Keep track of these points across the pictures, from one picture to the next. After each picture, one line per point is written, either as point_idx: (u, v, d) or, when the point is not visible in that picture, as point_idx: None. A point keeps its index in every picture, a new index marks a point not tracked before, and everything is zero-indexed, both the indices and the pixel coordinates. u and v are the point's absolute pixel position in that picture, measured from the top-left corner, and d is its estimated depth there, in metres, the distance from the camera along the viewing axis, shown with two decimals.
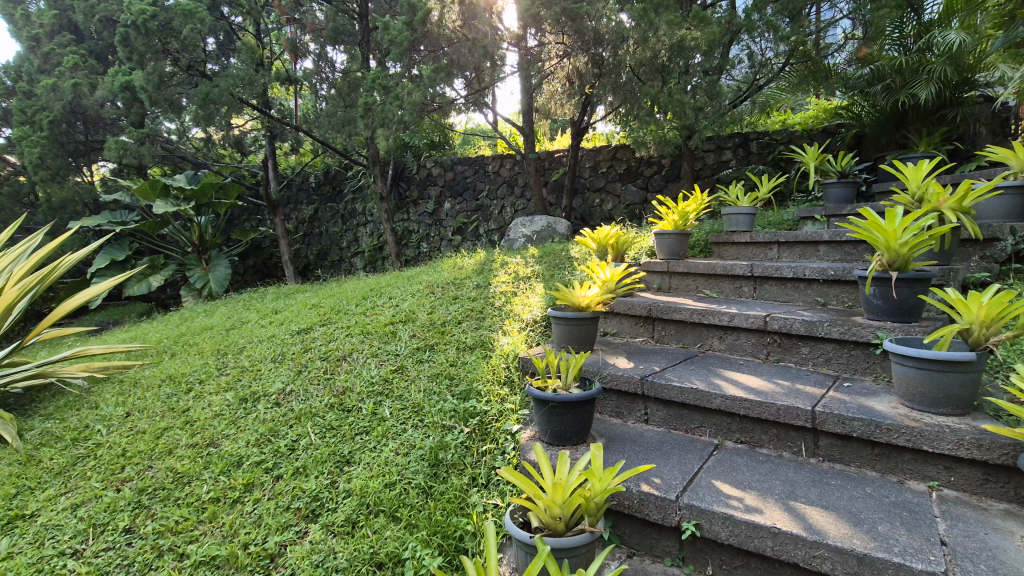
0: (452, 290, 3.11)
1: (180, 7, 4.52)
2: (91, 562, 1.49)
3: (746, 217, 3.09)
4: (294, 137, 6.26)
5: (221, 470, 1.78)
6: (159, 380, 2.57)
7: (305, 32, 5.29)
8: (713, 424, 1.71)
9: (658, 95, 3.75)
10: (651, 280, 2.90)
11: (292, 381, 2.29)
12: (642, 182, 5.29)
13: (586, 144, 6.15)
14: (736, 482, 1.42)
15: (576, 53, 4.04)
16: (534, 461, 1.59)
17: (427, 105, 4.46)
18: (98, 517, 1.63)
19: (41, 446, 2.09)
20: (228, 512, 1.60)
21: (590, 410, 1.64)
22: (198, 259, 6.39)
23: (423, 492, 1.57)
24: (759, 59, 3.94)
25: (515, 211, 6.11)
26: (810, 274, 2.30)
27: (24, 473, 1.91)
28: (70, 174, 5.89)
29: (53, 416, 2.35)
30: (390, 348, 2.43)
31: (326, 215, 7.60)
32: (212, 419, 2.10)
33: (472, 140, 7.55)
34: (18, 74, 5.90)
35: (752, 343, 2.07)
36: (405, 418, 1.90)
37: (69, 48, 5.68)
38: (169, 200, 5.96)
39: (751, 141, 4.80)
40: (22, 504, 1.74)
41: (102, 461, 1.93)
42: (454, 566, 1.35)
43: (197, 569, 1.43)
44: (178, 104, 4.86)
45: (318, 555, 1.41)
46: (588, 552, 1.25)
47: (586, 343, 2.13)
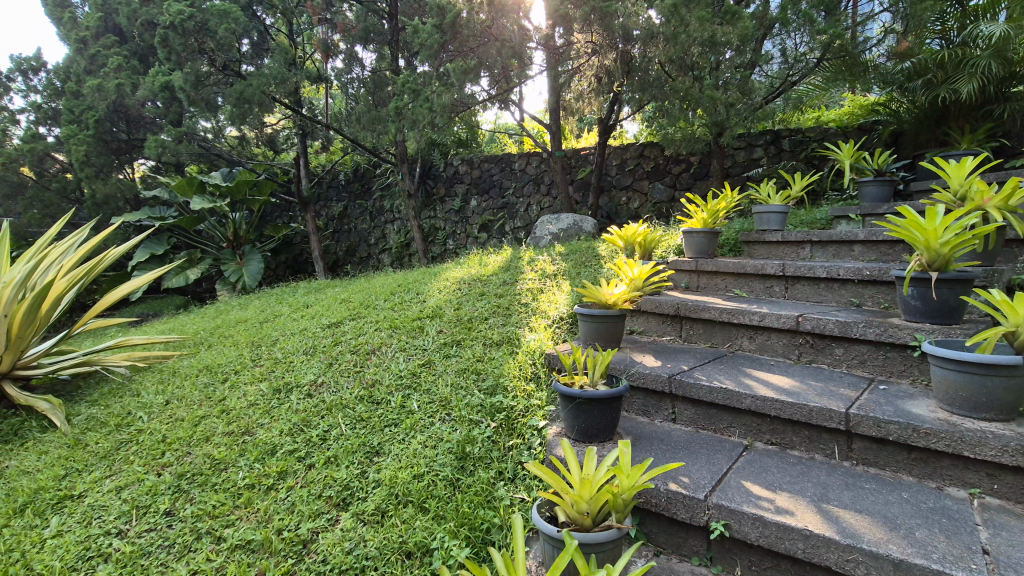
0: (478, 287, 3.14)
1: (216, 7, 4.63)
2: (134, 542, 1.55)
3: (778, 216, 3.03)
4: (324, 135, 6.40)
5: (256, 458, 1.83)
6: (197, 370, 2.67)
7: (336, 32, 5.38)
8: (743, 425, 1.69)
9: (689, 92, 3.72)
10: (678, 279, 2.88)
11: (324, 373, 2.35)
12: (670, 180, 5.23)
13: (613, 142, 6.12)
14: (767, 483, 1.40)
15: (606, 51, 4.07)
16: (561, 457, 1.60)
17: (456, 104, 4.49)
18: (141, 499, 1.70)
19: (87, 431, 2.19)
20: (263, 498, 1.65)
21: (617, 407, 1.64)
22: (233, 254, 6.58)
23: (451, 485, 1.60)
24: (792, 54, 3.85)
25: (541, 210, 6.11)
26: (845, 274, 2.24)
27: (72, 456, 2.00)
28: (113, 171, 6.11)
29: (98, 403, 2.46)
30: (417, 342, 2.47)
31: (354, 213, 7.72)
32: (247, 409, 2.17)
33: (499, 138, 7.58)
34: (67, 76, 6.15)
35: (783, 344, 2.03)
36: (432, 411, 1.93)
37: (113, 50, 5.89)
38: (205, 197, 6.16)
39: (783, 138, 4.71)
40: (71, 485, 1.83)
41: (143, 446, 2.01)
42: (481, 558, 1.37)
43: (233, 552, 1.47)
44: (214, 103, 5.00)
45: (349, 542, 1.44)
46: (615, 548, 1.24)
47: (612, 341, 2.12)
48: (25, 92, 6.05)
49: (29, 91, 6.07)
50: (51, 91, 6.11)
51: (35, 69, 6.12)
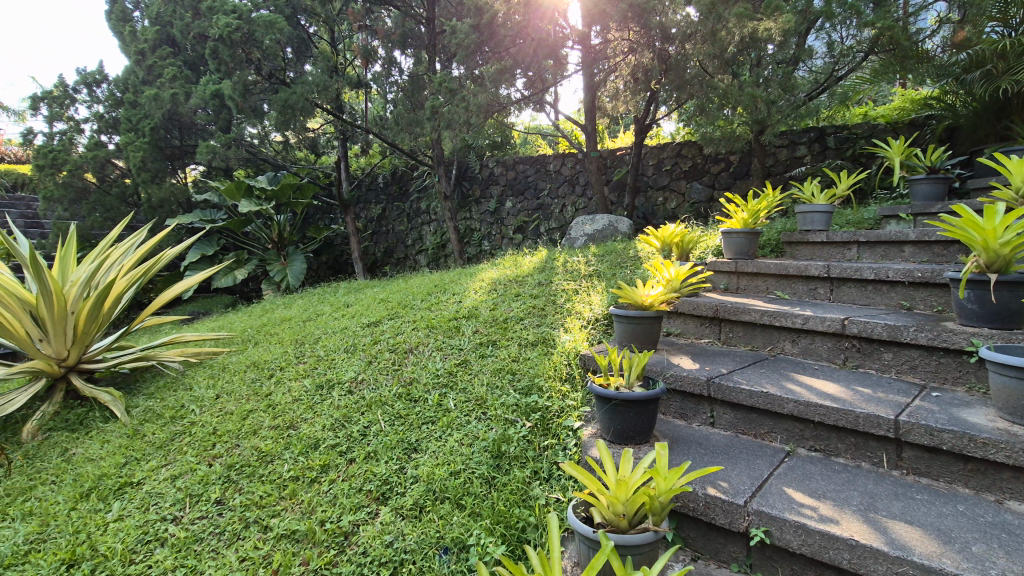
0: (514, 287, 3.16)
1: (262, 19, 4.83)
2: (188, 528, 1.63)
3: (822, 215, 2.92)
4: (364, 139, 6.56)
5: (300, 451, 1.90)
6: (245, 366, 2.78)
7: (375, 38, 5.49)
8: (785, 430, 1.65)
9: (728, 89, 3.66)
10: (717, 280, 2.83)
11: (364, 370, 2.42)
12: (709, 180, 5.13)
13: (650, 142, 6.05)
14: (811, 491, 1.37)
15: (642, 49, 4.04)
16: (597, 458, 1.59)
17: (492, 106, 4.53)
18: (194, 488, 1.79)
19: (144, 422, 2.32)
20: (307, 490, 1.71)
21: (653, 409, 1.62)
22: (277, 254, 6.82)
23: (487, 483, 1.62)
24: (838, 47, 3.78)
25: (576, 210, 6.09)
26: (894, 276, 2.15)
27: (132, 446, 2.12)
28: (167, 176, 6.42)
29: (154, 395, 2.60)
30: (453, 342, 2.51)
31: (392, 215, 7.88)
32: (292, 404, 2.25)
33: (534, 140, 7.58)
34: (126, 86, 6.51)
35: (828, 348, 1.97)
36: (469, 410, 1.96)
37: (168, 61, 6.20)
38: (252, 200, 6.42)
39: (828, 136, 4.55)
40: (131, 473, 1.94)
41: (195, 437, 2.12)
42: (517, 556, 1.38)
43: (279, 541, 1.53)
44: (260, 110, 5.20)
45: (389, 535, 1.48)
46: (652, 551, 1.24)
47: (649, 343, 2.10)
48: (89, 103, 6.40)
49: (93, 102, 6.42)
50: (111, 101, 6.45)
51: (98, 81, 6.47)
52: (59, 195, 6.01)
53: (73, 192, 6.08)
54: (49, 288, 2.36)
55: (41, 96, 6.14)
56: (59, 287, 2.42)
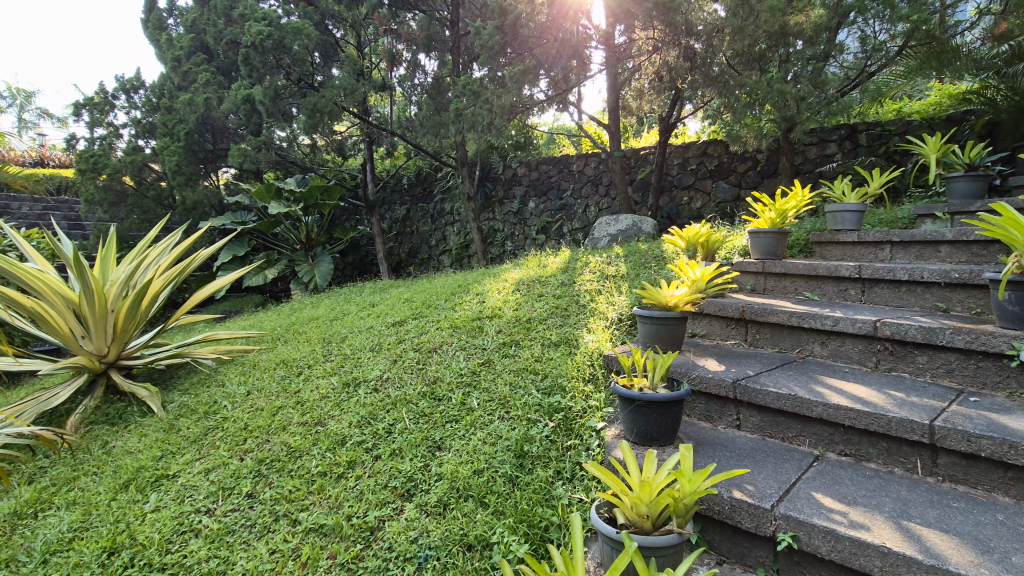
0: (538, 287, 3.16)
1: (291, 25, 4.95)
2: (221, 520, 1.68)
3: (853, 214, 2.85)
4: (389, 141, 6.65)
5: (328, 447, 1.95)
6: (274, 363, 2.85)
7: (400, 41, 5.56)
8: (814, 434, 1.61)
9: (756, 87, 3.59)
10: (744, 281, 2.79)
11: (389, 369, 2.46)
12: (735, 179, 5.05)
13: (674, 141, 5.99)
14: (840, 496, 1.34)
15: (667, 48, 4.00)
16: (620, 459, 1.59)
17: (516, 106, 4.54)
18: (227, 481, 1.85)
19: (179, 417, 2.40)
20: (334, 486, 1.75)
21: (678, 411, 1.61)
22: (305, 255, 6.97)
23: (510, 481, 1.63)
24: (871, 42, 3.68)
25: (600, 210, 6.05)
26: (929, 276, 2.09)
27: (168, 439, 2.20)
28: (201, 179, 6.61)
29: (188, 391, 2.69)
30: (477, 342, 2.53)
31: (417, 215, 7.96)
32: (319, 401, 2.30)
33: (558, 140, 7.56)
34: (162, 92, 6.72)
35: (859, 350, 1.92)
36: (492, 410, 1.97)
37: (202, 67, 6.37)
38: (281, 202, 6.57)
39: (860, 133, 4.43)
40: (167, 466, 2.01)
41: (227, 432, 2.18)
42: (540, 555, 1.39)
43: (307, 535, 1.57)
44: (289, 113, 5.33)
45: (414, 531, 1.50)
46: (676, 553, 1.23)
47: (673, 344, 2.08)
48: (127, 109, 6.63)
49: (130, 108, 6.65)
50: (148, 107, 6.68)
51: (136, 88, 6.71)
52: (100, 198, 6.26)
53: (112, 195, 6.32)
54: (90, 287, 2.45)
55: (83, 103, 6.39)
56: (100, 286, 2.51)
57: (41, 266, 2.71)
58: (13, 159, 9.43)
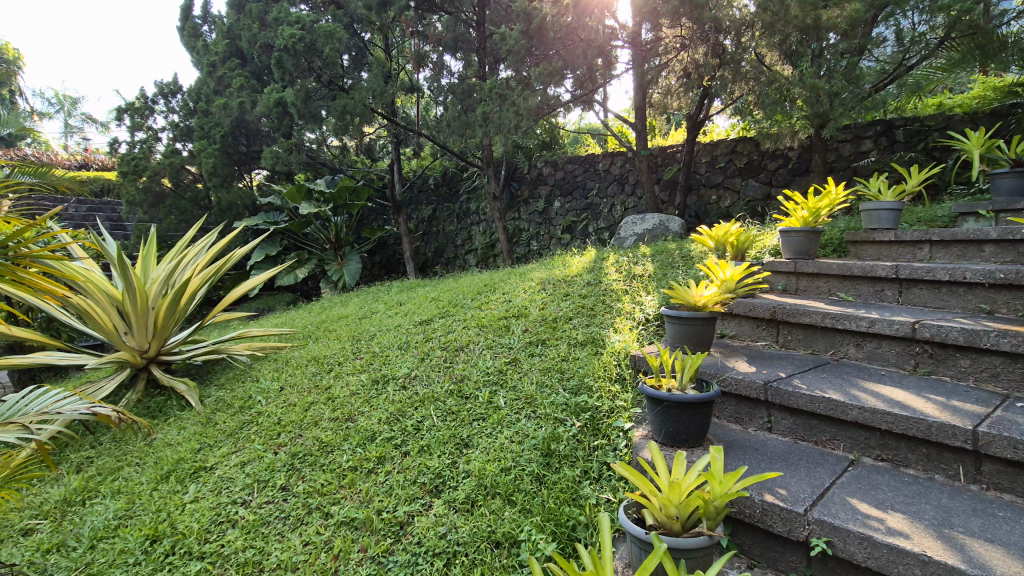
0: (563, 287, 3.16)
1: (322, 29, 5.05)
2: (256, 511, 1.73)
3: (891, 213, 2.76)
4: (416, 141, 6.72)
5: (358, 443, 1.98)
6: (306, 360, 2.92)
7: (427, 43, 5.61)
8: (849, 438, 1.58)
9: (788, 83, 3.52)
10: (775, 281, 2.74)
11: (417, 367, 2.49)
12: (765, 177, 4.96)
13: (703, 138, 5.90)
14: (877, 502, 1.30)
15: (696, 44, 3.95)
16: (649, 460, 1.58)
17: (542, 106, 4.54)
18: (262, 474, 1.91)
19: (216, 411, 2.48)
20: (365, 480, 1.78)
21: (707, 412, 1.59)
22: (334, 254, 7.10)
23: (537, 480, 1.64)
24: (908, 35, 3.56)
25: (626, 210, 6.00)
26: (972, 277, 2.01)
27: (206, 433, 2.27)
28: (234, 181, 6.80)
29: (224, 386, 2.77)
30: (503, 341, 2.54)
31: (442, 215, 8.03)
32: (349, 397, 2.35)
33: (583, 139, 7.52)
34: (198, 96, 6.94)
35: (896, 353, 1.87)
36: (519, 408, 1.98)
37: (236, 71, 6.53)
38: (311, 202, 6.71)
39: (897, 128, 4.29)
40: (205, 458, 2.08)
41: (262, 427, 2.24)
42: (569, 553, 1.39)
43: (339, 528, 1.61)
44: (319, 116, 5.43)
45: (443, 527, 1.52)
46: (706, 555, 1.22)
47: (702, 344, 2.05)
48: (166, 113, 6.86)
49: (168, 112, 6.88)
50: (185, 111, 6.89)
51: (174, 92, 6.93)
52: (140, 200, 6.50)
53: (152, 196, 6.54)
54: (132, 285, 2.56)
55: (124, 108, 6.62)
56: (142, 284, 2.62)
57: (87, 265, 2.82)
58: (59, 162, 9.86)
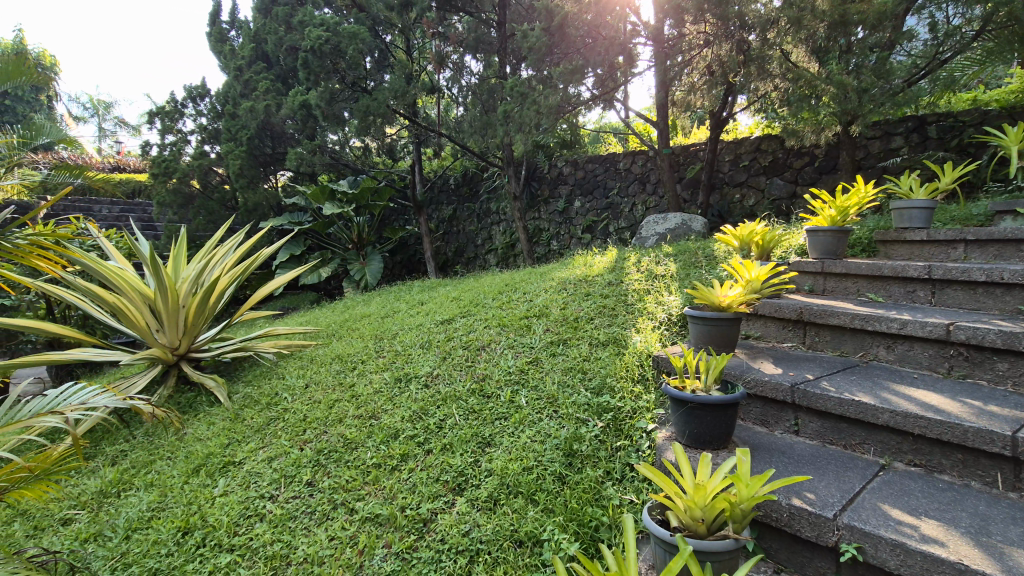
0: (584, 287, 3.14)
1: (346, 30, 5.11)
2: (284, 506, 1.77)
3: (923, 212, 2.69)
4: (437, 142, 6.77)
5: (382, 440, 2.01)
6: (330, 358, 2.96)
7: (448, 44, 5.64)
8: (879, 442, 1.54)
9: (815, 79, 3.45)
10: (801, 281, 2.68)
11: (439, 365, 2.51)
12: (791, 175, 4.87)
13: (726, 136, 5.82)
14: (910, 508, 1.27)
15: (719, 41, 3.90)
16: (673, 461, 1.56)
17: (562, 104, 4.53)
18: (288, 469, 1.94)
19: (244, 407, 2.54)
20: (389, 477, 1.80)
21: (731, 414, 1.57)
22: (357, 254, 7.20)
23: (559, 480, 1.64)
24: (943, 27, 3.47)
25: (647, 209, 5.95)
26: (1010, 277, 1.95)
27: (234, 429, 2.32)
28: (260, 182, 6.93)
29: (251, 383, 2.83)
30: (525, 341, 2.54)
31: (463, 215, 8.07)
32: (373, 395, 2.38)
33: (604, 138, 7.48)
34: (225, 99, 7.09)
35: (929, 355, 1.82)
36: (540, 408, 1.98)
37: (262, 74, 6.64)
38: (334, 203, 6.80)
39: (929, 125, 4.17)
40: (233, 453, 2.13)
41: (288, 423, 2.28)
42: (592, 554, 1.39)
43: (364, 523, 1.63)
44: (342, 117, 5.51)
45: (466, 524, 1.53)
46: (732, 559, 1.20)
47: (727, 345, 2.02)
48: (195, 116, 7.03)
49: (197, 115, 7.05)
50: (213, 114, 7.05)
51: (202, 95, 7.10)
52: (170, 201, 6.67)
53: (181, 197, 6.71)
54: (164, 284, 2.63)
55: (155, 111, 6.80)
56: (172, 284, 2.68)
57: (121, 265, 2.90)
58: (92, 164, 10.17)
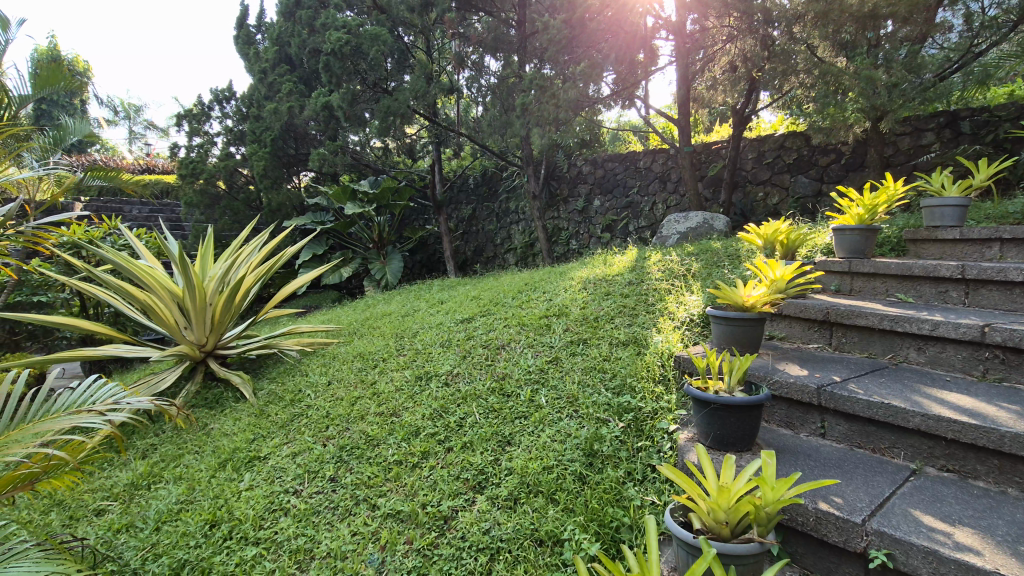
0: (604, 286, 3.12)
1: (368, 32, 5.17)
2: (307, 501, 1.79)
3: (956, 209, 2.61)
4: (456, 141, 6.80)
5: (403, 437, 2.03)
6: (352, 356, 3.00)
7: (468, 44, 5.67)
8: (910, 446, 1.50)
9: (842, 75, 3.37)
10: (828, 281, 2.63)
11: (459, 364, 2.52)
12: (817, 173, 4.77)
13: (749, 134, 5.73)
14: (943, 515, 1.23)
15: (743, 36, 3.84)
16: (696, 463, 1.54)
17: (582, 102, 4.51)
18: (312, 465, 1.97)
19: (268, 403, 2.58)
20: (410, 474, 1.82)
21: (756, 415, 1.54)
22: (378, 253, 7.28)
23: (580, 480, 1.63)
24: (978, 18, 3.40)
25: (668, 208, 5.89)
26: None
27: (259, 424, 2.37)
28: (283, 182, 7.05)
29: (276, 380, 2.88)
30: (545, 340, 2.54)
31: (482, 215, 8.09)
32: (394, 392, 2.40)
33: (624, 137, 7.41)
34: (250, 102, 7.23)
35: (963, 358, 1.76)
36: (560, 407, 1.98)
37: (286, 77, 6.73)
38: (356, 203, 6.87)
39: (962, 120, 4.05)
40: (258, 448, 2.17)
41: (312, 420, 2.32)
42: (613, 555, 1.38)
43: (386, 519, 1.65)
44: (364, 117, 5.57)
45: (486, 522, 1.53)
46: (757, 563, 1.18)
47: (751, 346, 1.99)
48: (221, 118, 7.18)
49: (223, 117, 7.20)
50: (238, 116, 7.20)
51: (227, 98, 7.24)
52: (198, 201, 6.84)
53: (208, 198, 6.87)
54: (192, 282, 2.69)
55: (183, 114, 6.96)
56: (200, 282, 2.75)
57: (151, 264, 2.97)
58: (124, 167, 10.48)
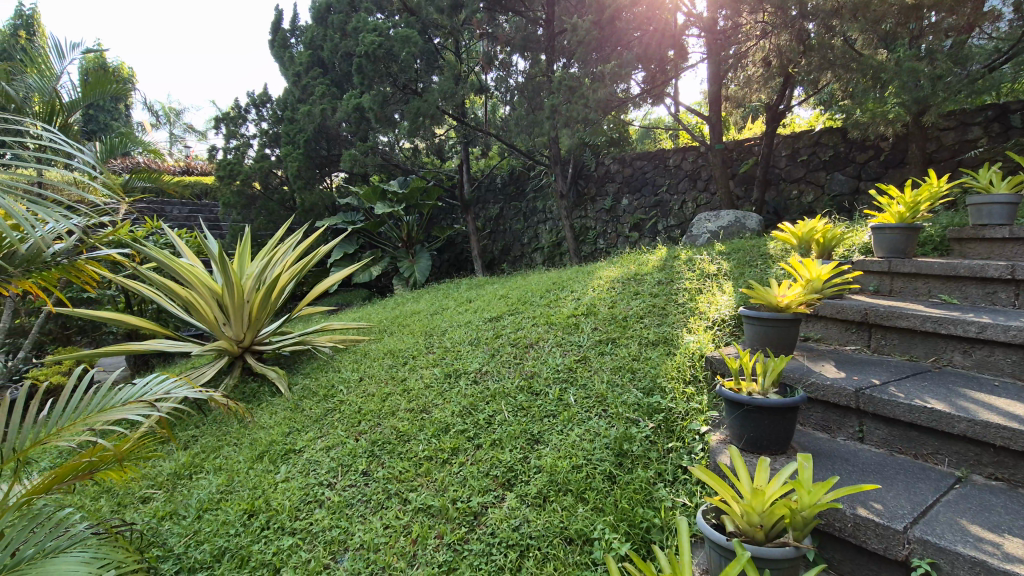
0: (633, 286, 3.09)
1: (399, 34, 5.19)
2: (341, 494, 1.83)
3: (1004, 207, 2.50)
4: (484, 141, 6.83)
5: (433, 433, 2.05)
6: (382, 353, 3.05)
7: (497, 44, 5.69)
8: (955, 453, 1.45)
9: (883, 68, 3.26)
10: (866, 281, 2.55)
11: (487, 363, 2.53)
12: (854, 170, 4.63)
13: (783, 130, 5.60)
14: (991, 525, 1.19)
15: (778, 31, 3.75)
16: (728, 465, 1.51)
17: (610, 100, 4.49)
18: (345, 459, 2.02)
19: (303, 397, 2.65)
20: (440, 470, 1.84)
21: (791, 418, 1.51)
22: (406, 252, 7.39)
23: (609, 479, 1.63)
24: None
25: (698, 206, 5.80)
26: None
27: (295, 418, 2.44)
28: (316, 183, 7.21)
29: (310, 375, 2.96)
30: (573, 339, 2.54)
31: (509, 214, 8.11)
32: (424, 389, 2.43)
33: (654, 134, 7.31)
34: (285, 104, 7.41)
35: (1012, 362, 1.69)
36: (589, 406, 1.98)
37: (319, 80, 6.87)
38: (385, 202, 6.98)
39: (1012, 113, 3.87)
40: (293, 441, 2.23)
41: (344, 415, 2.37)
42: (644, 555, 1.37)
43: (417, 514, 1.67)
44: (394, 118, 5.65)
45: (516, 519, 1.54)
46: (793, 567, 1.15)
47: (785, 347, 1.95)
48: (257, 121, 7.38)
49: (259, 120, 7.40)
50: (273, 119, 7.39)
51: (263, 101, 7.44)
52: (235, 202, 7.06)
53: (244, 199, 7.07)
54: (231, 280, 2.78)
55: (221, 117, 7.19)
56: (238, 280, 2.84)
57: (192, 262, 3.09)
58: (165, 168, 10.87)
